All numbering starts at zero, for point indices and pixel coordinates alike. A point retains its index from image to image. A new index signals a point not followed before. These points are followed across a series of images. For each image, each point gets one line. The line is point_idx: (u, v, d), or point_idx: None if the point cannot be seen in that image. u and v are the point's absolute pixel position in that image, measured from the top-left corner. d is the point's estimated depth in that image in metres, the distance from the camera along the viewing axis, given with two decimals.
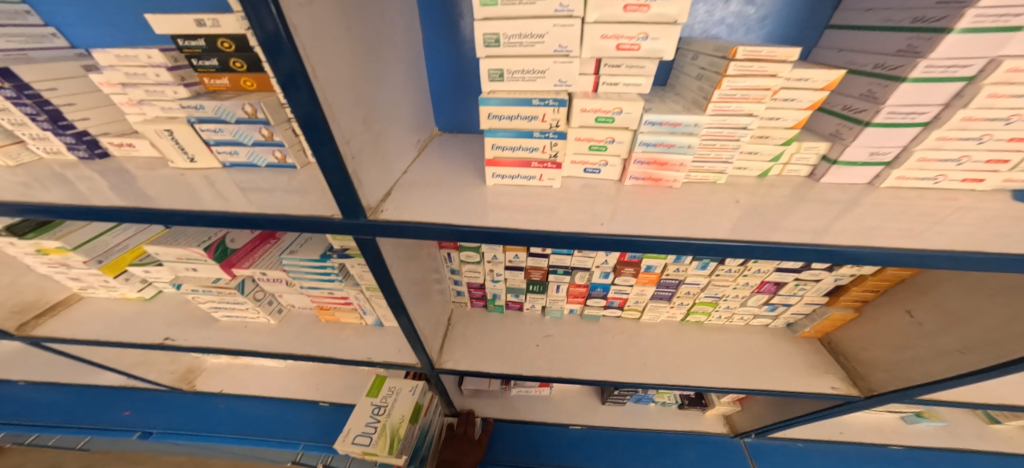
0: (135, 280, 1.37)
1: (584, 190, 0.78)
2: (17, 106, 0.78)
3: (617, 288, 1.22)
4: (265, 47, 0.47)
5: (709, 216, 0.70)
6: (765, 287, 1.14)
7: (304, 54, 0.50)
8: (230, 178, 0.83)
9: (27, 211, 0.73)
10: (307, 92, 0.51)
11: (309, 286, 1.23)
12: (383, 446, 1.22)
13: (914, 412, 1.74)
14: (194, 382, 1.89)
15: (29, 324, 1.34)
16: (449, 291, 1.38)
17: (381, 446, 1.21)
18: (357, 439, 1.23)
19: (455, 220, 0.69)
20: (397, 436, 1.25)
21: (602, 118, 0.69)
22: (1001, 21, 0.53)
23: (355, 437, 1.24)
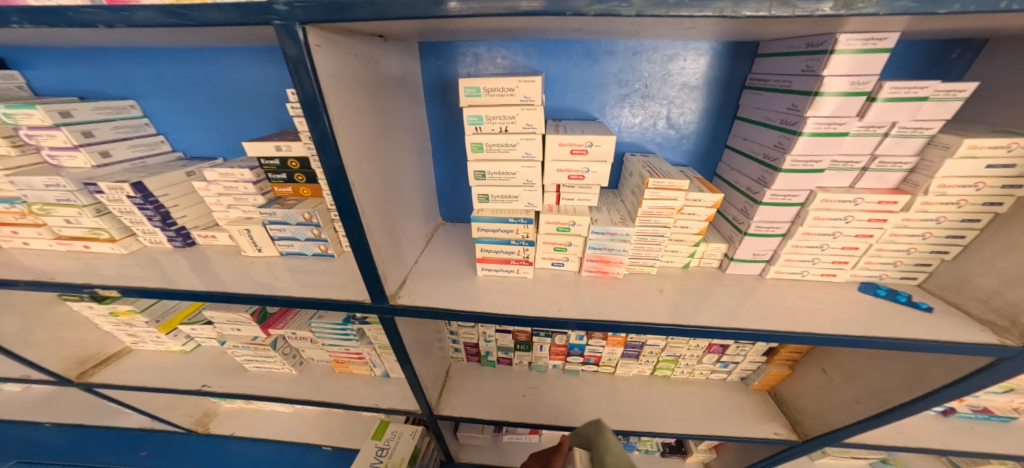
0: (181, 335, 1.75)
1: (552, 279, 1.04)
2: (141, 209, 1.05)
3: (591, 347, 1.44)
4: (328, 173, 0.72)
5: (643, 301, 0.95)
6: (713, 348, 1.35)
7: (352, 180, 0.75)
8: (286, 264, 1.11)
9: (144, 292, 1.00)
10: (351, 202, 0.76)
11: (330, 343, 1.52)
12: None
13: (877, 459, 1.86)
14: (207, 425, 2.02)
15: (87, 372, 1.69)
16: (447, 348, 1.60)
17: None
18: None
19: (453, 305, 0.94)
20: None
21: (559, 227, 0.95)
22: (808, 164, 0.77)
23: None
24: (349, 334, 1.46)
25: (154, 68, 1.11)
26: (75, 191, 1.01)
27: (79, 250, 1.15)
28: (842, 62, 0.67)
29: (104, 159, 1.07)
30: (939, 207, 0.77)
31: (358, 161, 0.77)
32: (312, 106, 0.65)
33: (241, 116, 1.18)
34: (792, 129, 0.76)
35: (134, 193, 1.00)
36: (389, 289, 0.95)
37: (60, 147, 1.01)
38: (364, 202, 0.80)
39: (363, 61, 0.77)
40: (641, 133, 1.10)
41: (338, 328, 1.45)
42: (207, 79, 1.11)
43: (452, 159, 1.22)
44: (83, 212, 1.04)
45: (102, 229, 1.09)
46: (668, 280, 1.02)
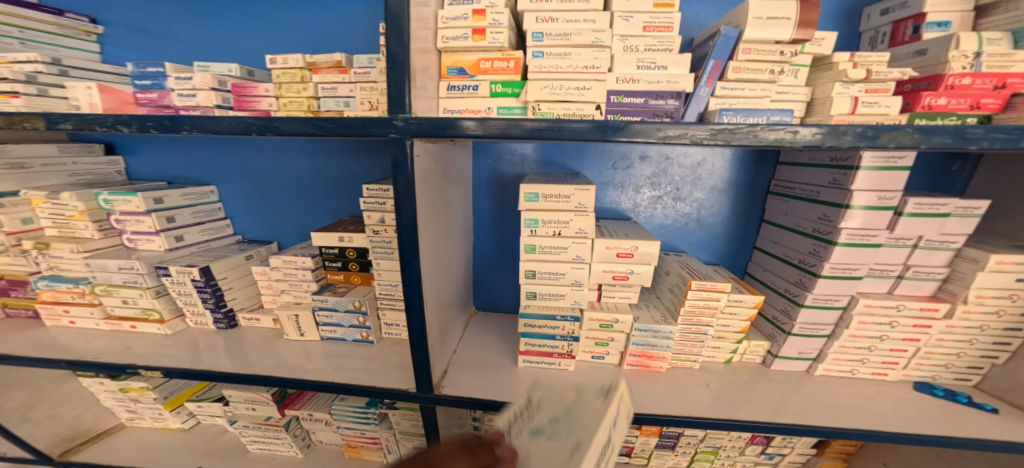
0: (183, 412, 1.66)
1: (593, 372, 1.03)
2: (200, 291, 1.11)
3: (624, 438, 1.35)
4: (400, 240, 0.76)
5: (690, 394, 0.93)
6: (757, 438, 1.27)
7: (421, 256, 0.79)
8: (325, 348, 1.11)
9: (185, 373, 0.99)
10: (417, 277, 0.78)
11: (346, 426, 1.42)
12: None
13: None
14: None
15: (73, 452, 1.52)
16: (468, 434, 1.49)
17: None
18: None
19: (498, 397, 0.92)
20: None
21: (602, 324, 0.97)
22: (847, 271, 0.81)
23: None
24: (370, 417, 1.37)
25: (241, 159, 1.25)
26: (144, 273, 1.06)
27: (123, 330, 1.17)
28: (865, 177, 0.74)
29: (176, 243, 1.14)
30: (980, 317, 0.80)
31: (426, 252, 0.82)
32: (403, 190, 0.72)
33: (306, 201, 1.27)
34: (825, 238, 0.82)
35: (200, 278, 1.08)
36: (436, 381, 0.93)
37: (142, 232, 1.09)
38: (428, 280, 0.83)
39: (441, 164, 0.89)
40: (676, 233, 1.18)
41: (360, 410, 1.37)
42: (283, 172, 1.24)
43: (494, 250, 1.29)
44: (144, 294, 1.09)
45: (154, 310, 1.13)
46: (713, 374, 1.01)
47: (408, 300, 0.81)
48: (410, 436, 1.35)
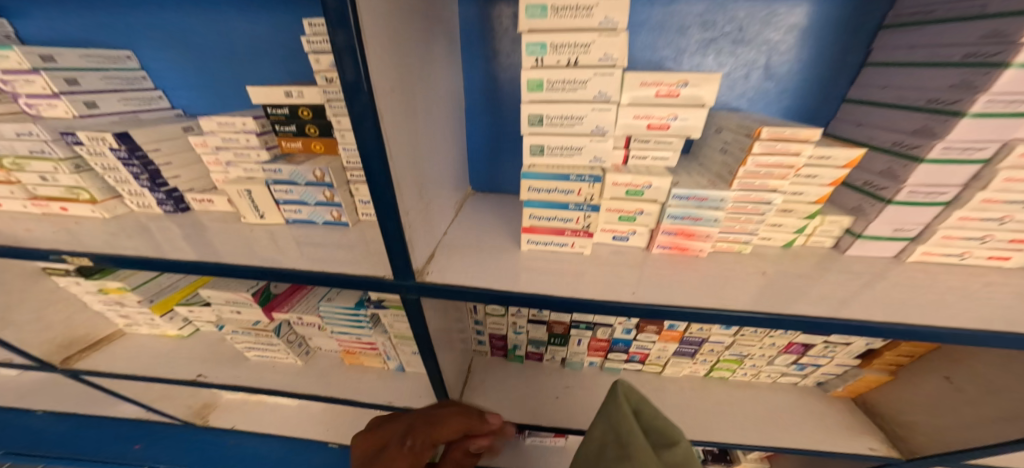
0: (178, 318, 1.30)
1: (615, 258, 0.82)
2: (126, 166, 0.92)
3: (639, 344, 1.20)
4: (337, 58, 0.45)
5: (740, 286, 0.73)
6: (792, 348, 1.06)
7: (377, 94, 0.51)
8: (291, 233, 0.92)
9: (121, 261, 0.83)
10: (375, 129, 0.52)
11: (341, 332, 1.15)
12: None
13: None
14: (207, 417, 1.80)
15: (73, 357, 1.29)
16: (471, 340, 1.38)
17: None
18: None
19: (489, 283, 0.73)
20: None
21: (631, 191, 0.74)
22: (1013, 106, 0.55)
23: None
24: (363, 322, 1.11)
25: (149, 14, 0.98)
26: (48, 142, 0.87)
27: (56, 213, 0.99)
28: None
29: (89, 110, 0.94)
30: None
31: (387, 85, 0.55)
32: None
33: (254, 53, 1.02)
34: (985, 59, 0.55)
35: (118, 145, 0.88)
36: (417, 265, 0.73)
37: (38, 94, 0.89)
38: (392, 137, 0.57)
39: None
40: (726, 86, 0.89)
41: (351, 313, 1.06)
42: (201, 19, 0.98)
43: (489, 121, 1.05)
44: (60, 168, 0.90)
45: (80, 188, 0.94)
46: (771, 263, 0.79)
47: (369, 165, 0.56)
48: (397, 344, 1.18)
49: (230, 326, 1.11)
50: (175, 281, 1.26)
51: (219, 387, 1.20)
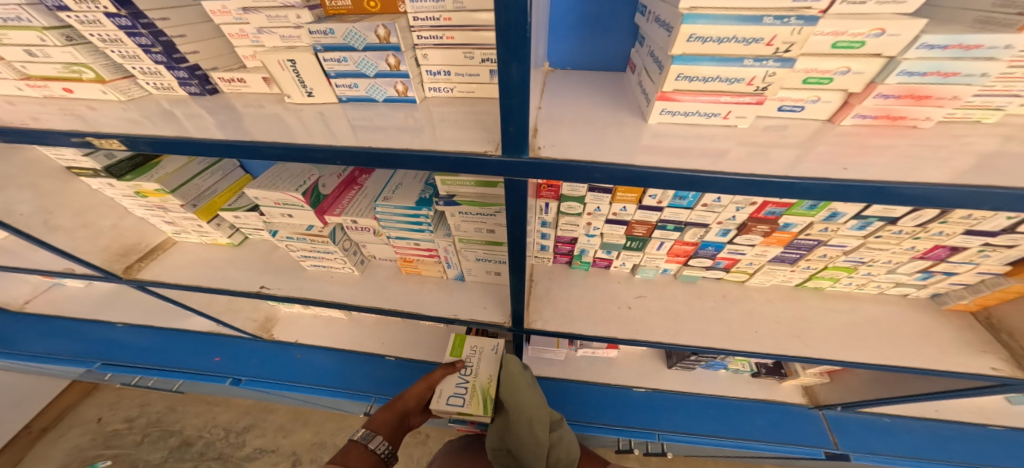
0: (225, 224, 1.19)
1: (773, 133, 0.63)
2: (131, 36, 0.72)
3: (732, 248, 1.06)
4: None
5: (955, 159, 0.54)
6: (932, 252, 0.92)
7: None
8: (344, 112, 0.72)
9: (145, 142, 0.67)
10: None
11: (396, 236, 1.06)
12: (477, 405, 1.15)
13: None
14: (272, 331, 1.83)
15: (134, 267, 1.20)
16: (533, 245, 1.27)
17: (476, 406, 1.14)
18: (451, 400, 1.16)
19: (625, 160, 0.57)
20: (490, 396, 1.17)
21: (844, 43, 0.53)
22: None
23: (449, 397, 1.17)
24: (423, 224, 1.00)
25: None
26: (23, 6, 0.69)
27: (59, 97, 0.83)
28: None
29: None
30: None
31: None
32: None
33: None
34: None
35: (116, 10, 0.67)
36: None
37: None
38: None
39: None
40: None
41: (410, 212, 0.94)
42: None
43: None
44: (48, 38, 0.73)
45: (82, 65, 0.76)
46: (987, 136, 0.59)
47: (505, 17, 0.40)
48: (462, 249, 1.09)
49: (283, 231, 1.02)
50: (210, 184, 1.15)
51: (279, 297, 1.14)
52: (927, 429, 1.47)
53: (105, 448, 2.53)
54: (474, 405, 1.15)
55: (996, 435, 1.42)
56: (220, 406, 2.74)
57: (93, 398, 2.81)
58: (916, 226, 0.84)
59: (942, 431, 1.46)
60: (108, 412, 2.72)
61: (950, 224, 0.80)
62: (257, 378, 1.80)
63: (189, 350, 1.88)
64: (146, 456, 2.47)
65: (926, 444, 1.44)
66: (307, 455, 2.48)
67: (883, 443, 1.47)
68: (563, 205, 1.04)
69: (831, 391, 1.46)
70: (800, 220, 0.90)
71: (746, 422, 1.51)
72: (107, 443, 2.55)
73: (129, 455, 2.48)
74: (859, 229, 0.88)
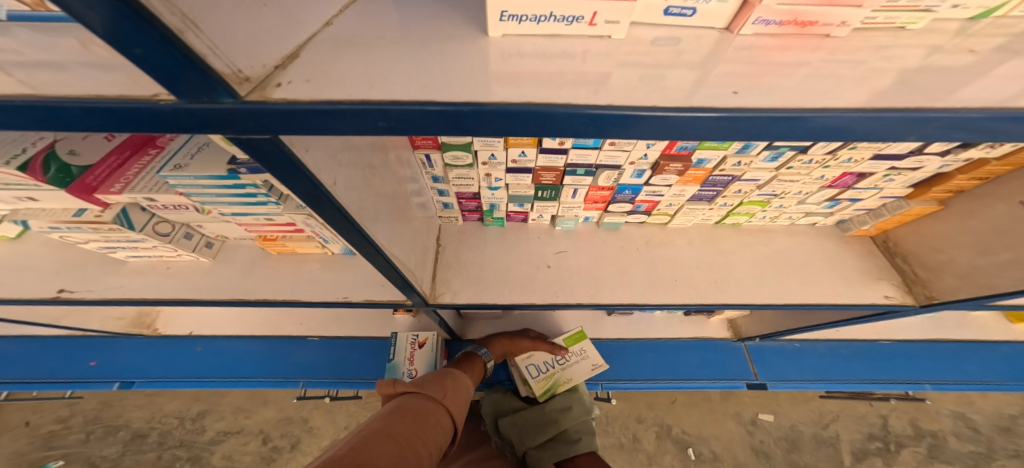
0: None
1: (665, 50, 0.44)
2: None
3: (651, 190, 0.93)
4: None
5: (872, 79, 0.40)
6: (841, 181, 0.82)
7: None
8: None
9: None
10: None
11: (234, 212, 0.82)
12: (541, 387, 1.40)
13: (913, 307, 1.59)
14: (155, 326, 1.60)
15: None
16: (432, 206, 1.08)
17: (540, 386, 1.40)
18: (528, 366, 1.44)
19: (425, 92, 0.36)
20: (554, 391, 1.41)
21: None
22: None
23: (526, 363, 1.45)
24: (261, 198, 0.77)
25: None
26: None
27: None
28: None
29: None
30: None
31: None
32: None
33: None
34: None
35: None
36: (233, 66, 0.31)
37: None
38: None
39: None
40: None
41: (225, 184, 0.71)
42: None
43: None
44: None
45: None
46: (911, 48, 0.44)
47: None
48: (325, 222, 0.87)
49: (38, 221, 0.74)
50: None
51: (95, 302, 0.89)
52: (829, 350, 1.63)
53: (50, 450, 2.35)
54: (539, 386, 1.40)
55: (887, 349, 1.62)
56: (164, 396, 2.51)
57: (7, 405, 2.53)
58: (826, 155, 0.72)
59: (841, 349, 1.63)
60: (34, 415, 2.49)
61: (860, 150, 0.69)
62: (152, 380, 1.56)
63: (59, 357, 1.60)
64: (101, 451, 2.33)
65: (830, 365, 1.59)
66: (276, 431, 2.41)
67: (794, 368, 1.59)
68: (447, 156, 0.84)
69: (751, 323, 1.56)
70: (713, 155, 0.76)
71: (677, 361, 1.57)
72: (49, 444, 2.37)
73: (80, 453, 2.33)
74: (772, 161, 0.75)
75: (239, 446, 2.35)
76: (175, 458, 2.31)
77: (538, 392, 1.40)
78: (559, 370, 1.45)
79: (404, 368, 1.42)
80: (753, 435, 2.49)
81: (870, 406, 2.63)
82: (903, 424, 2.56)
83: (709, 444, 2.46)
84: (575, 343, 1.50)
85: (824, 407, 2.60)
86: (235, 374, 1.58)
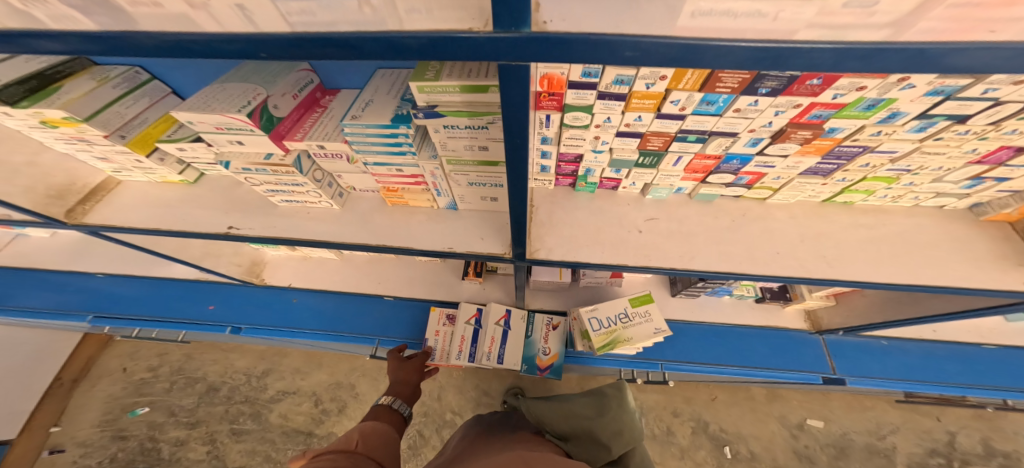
0: (173, 161, 1.00)
1: None
2: None
3: (760, 161, 0.90)
4: None
5: None
6: (992, 157, 0.76)
7: None
8: None
9: None
10: None
11: (374, 163, 0.91)
12: (600, 339, 1.35)
13: None
14: (262, 276, 1.78)
15: (76, 210, 1.02)
16: (533, 167, 1.08)
17: (599, 338, 1.35)
18: (590, 320, 1.39)
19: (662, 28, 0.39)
20: (611, 346, 1.35)
21: None
22: None
23: (590, 316, 1.40)
24: (403, 146, 0.84)
25: None
26: None
27: None
28: None
29: None
30: None
31: None
32: None
33: None
34: None
35: None
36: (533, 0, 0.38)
37: None
38: None
39: None
40: None
41: (385, 131, 0.79)
42: None
43: None
44: None
45: None
46: None
47: None
48: (451, 175, 0.92)
49: (237, 162, 0.87)
50: (136, 112, 0.94)
51: (253, 239, 1.02)
52: (917, 349, 1.53)
53: (139, 396, 2.63)
54: (596, 341, 1.35)
55: (989, 355, 1.50)
56: (235, 353, 2.77)
57: (110, 350, 2.82)
58: (987, 126, 0.68)
59: (931, 351, 1.53)
60: (130, 362, 2.76)
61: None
62: (254, 327, 1.77)
63: (179, 300, 1.83)
64: (179, 402, 2.60)
65: (914, 366, 1.51)
66: (325, 395, 2.60)
67: (877, 366, 1.53)
68: (568, 116, 0.86)
69: (834, 314, 1.48)
70: (849, 124, 0.73)
71: (748, 348, 1.53)
72: (139, 391, 2.65)
73: (163, 402, 2.60)
74: (918, 131, 0.72)
75: (293, 406, 2.57)
76: (239, 412, 2.55)
77: (598, 344, 1.35)
78: (622, 328, 1.38)
79: (539, 345, 1.53)
80: (797, 439, 2.39)
81: (937, 422, 2.43)
82: (974, 445, 2.36)
83: (748, 444, 2.38)
84: (643, 304, 1.41)
85: (883, 418, 2.44)
86: (325, 326, 1.74)
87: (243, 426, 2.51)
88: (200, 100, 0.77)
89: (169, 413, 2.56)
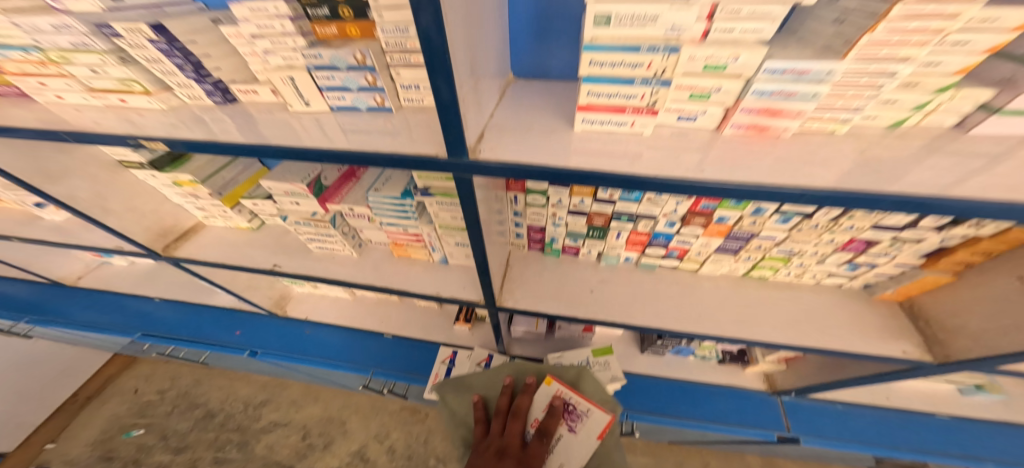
0: (246, 212, 1.36)
1: (675, 140, 0.71)
2: (167, 57, 0.79)
3: (680, 239, 1.13)
4: None
5: (823, 166, 0.61)
6: (851, 245, 0.97)
7: None
8: (337, 122, 0.84)
9: (162, 140, 0.82)
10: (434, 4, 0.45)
11: (387, 223, 1.21)
12: None
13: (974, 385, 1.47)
14: (285, 308, 2.06)
15: (172, 246, 1.38)
16: (508, 233, 1.36)
17: None
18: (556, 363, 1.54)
19: (543, 160, 0.68)
20: None
21: (712, 64, 0.59)
22: None
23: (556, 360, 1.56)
24: (410, 212, 1.14)
25: None
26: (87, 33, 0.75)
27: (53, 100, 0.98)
28: None
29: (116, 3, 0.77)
30: None
31: None
32: None
33: None
34: None
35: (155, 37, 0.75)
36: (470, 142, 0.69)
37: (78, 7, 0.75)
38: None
39: None
40: None
41: (397, 200, 1.10)
42: None
43: None
44: (106, 60, 0.80)
45: (132, 80, 0.86)
46: (845, 146, 0.65)
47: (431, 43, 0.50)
48: (441, 235, 1.21)
49: (294, 216, 1.21)
50: (234, 176, 1.31)
51: (288, 275, 1.32)
52: (877, 417, 1.54)
53: (140, 418, 2.80)
54: None
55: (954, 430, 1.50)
56: (240, 382, 2.95)
57: (130, 371, 3.07)
58: (830, 222, 0.91)
59: (888, 419, 1.54)
60: (144, 383, 2.98)
61: (856, 219, 0.87)
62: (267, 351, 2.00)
63: (211, 325, 2.11)
64: (174, 425, 2.75)
65: (871, 431, 1.51)
66: (315, 429, 2.67)
67: (834, 427, 1.55)
68: (528, 197, 1.16)
69: (786, 377, 1.56)
70: (732, 214, 0.97)
71: (706, 402, 1.61)
72: (141, 412, 2.82)
73: (159, 424, 2.75)
74: (783, 223, 0.95)
75: (281, 438, 2.65)
76: (228, 440, 2.66)
77: None
78: None
79: None
80: None
81: None
82: None
83: None
84: (603, 354, 1.55)
85: None
86: (329, 357, 1.96)
87: (227, 455, 2.60)
88: (280, 172, 1.13)
89: (162, 436, 2.70)
